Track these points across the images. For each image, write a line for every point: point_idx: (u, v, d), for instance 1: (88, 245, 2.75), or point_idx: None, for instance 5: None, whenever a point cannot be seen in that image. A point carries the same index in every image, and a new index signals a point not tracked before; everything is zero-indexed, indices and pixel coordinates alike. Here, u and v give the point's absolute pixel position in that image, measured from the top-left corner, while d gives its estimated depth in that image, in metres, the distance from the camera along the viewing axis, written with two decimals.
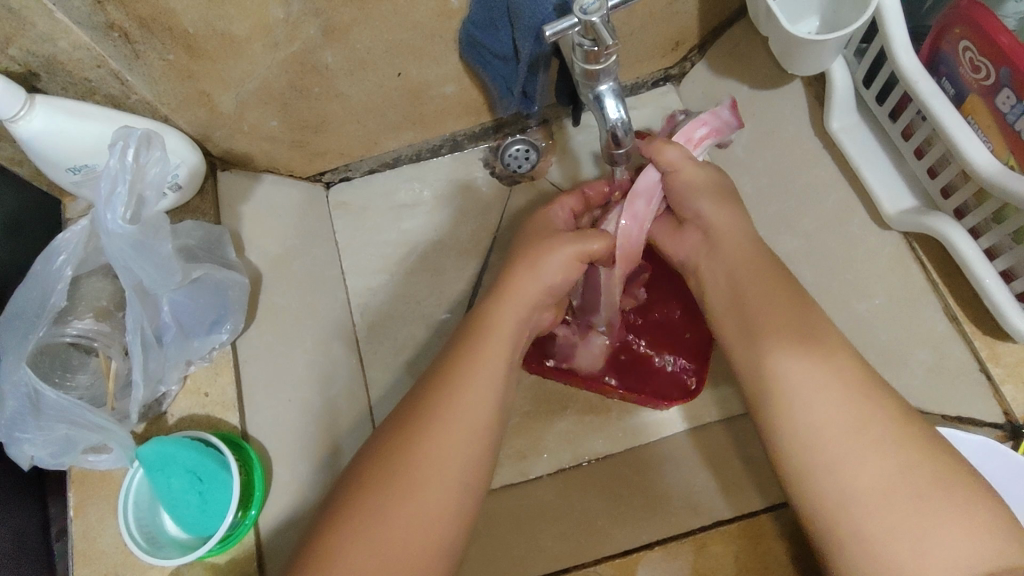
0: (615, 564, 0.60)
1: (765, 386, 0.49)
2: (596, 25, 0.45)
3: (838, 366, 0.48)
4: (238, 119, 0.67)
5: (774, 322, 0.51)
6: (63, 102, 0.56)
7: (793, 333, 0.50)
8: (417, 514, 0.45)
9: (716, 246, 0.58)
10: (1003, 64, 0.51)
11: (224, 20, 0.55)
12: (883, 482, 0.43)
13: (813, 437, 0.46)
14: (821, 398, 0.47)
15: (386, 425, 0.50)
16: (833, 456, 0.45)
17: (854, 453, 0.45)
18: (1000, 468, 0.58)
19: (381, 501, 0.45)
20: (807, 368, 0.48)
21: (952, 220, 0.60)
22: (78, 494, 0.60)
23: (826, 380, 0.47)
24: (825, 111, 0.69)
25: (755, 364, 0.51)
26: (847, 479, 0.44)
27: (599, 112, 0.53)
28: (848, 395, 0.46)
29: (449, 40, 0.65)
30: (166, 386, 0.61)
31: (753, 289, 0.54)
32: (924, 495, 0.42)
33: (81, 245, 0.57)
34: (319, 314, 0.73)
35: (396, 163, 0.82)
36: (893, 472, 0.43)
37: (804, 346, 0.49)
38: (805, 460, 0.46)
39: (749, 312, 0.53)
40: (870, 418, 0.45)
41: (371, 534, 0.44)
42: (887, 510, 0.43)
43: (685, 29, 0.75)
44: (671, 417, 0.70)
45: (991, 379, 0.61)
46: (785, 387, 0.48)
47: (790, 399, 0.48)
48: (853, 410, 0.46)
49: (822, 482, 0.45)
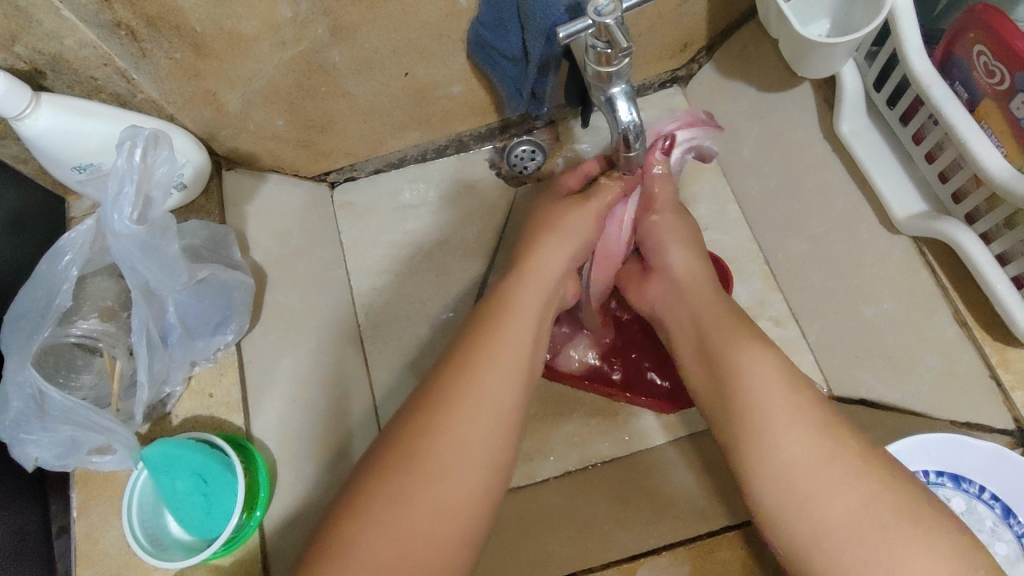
0: (621, 568, 0.60)
1: (738, 417, 0.49)
2: (610, 26, 0.45)
3: (805, 391, 0.49)
4: (244, 118, 0.66)
5: (742, 353, 0.51)
6: (69, 101, 0.55)
7: (768, 359, 0.50)
8: (408, 514, 0.45)
9: (682, 292, 0.60)
10: (1018, 68, 0.50)
11: (231, 18, 0.55)
12: (853, 515, 0.43)
13: (785, 468, 0.46)
14: (788, 433, 0.47)
15: (391, 427, 0.49)
16: (804, 492, 0.45)
17: (825, 485, 0.45)
18: (1013, 476, 0.58)
19: (380, 510, 0.45)
20: (776, 401, 0.48)
21: (963, 225, 0.60)
22: (81, 494, 0.60)
23: (792, 416, 0.47)
24: (835, 114, 0.68)
25: (734, 392, 0.50)
26: (819, 515, 0.44)
27: (611, 114, 0.52)
28: (816, 429, 0.46)
29: (457, 40, 0.64)
30: (171, 387, 0.61)
31: (721, 325, 0.55)
32: (891, 526, 0.42)
33: (86, 245, 0.56)
34: (325, 316, 0.72)
35: (402, 163, 0.81)
36: (862, 504, 0.43)
37: (774, 370, 0.50)
38: (778, 495, 0.46)
39: (723, 342, 0.53)
40: (838, 452, 0.45)
41: (357, 547, 0.44)
42: (859, 542, 0.43)
43: (693, 30, 0.74)
44: (653, 427, 0.70)
45: (1002, 386, 0.59)
46: (753, 421, 0.48)
47: (761, 435, 0.47)
48: (824, 440, 0.46)
49: (796, 519, 0.45)
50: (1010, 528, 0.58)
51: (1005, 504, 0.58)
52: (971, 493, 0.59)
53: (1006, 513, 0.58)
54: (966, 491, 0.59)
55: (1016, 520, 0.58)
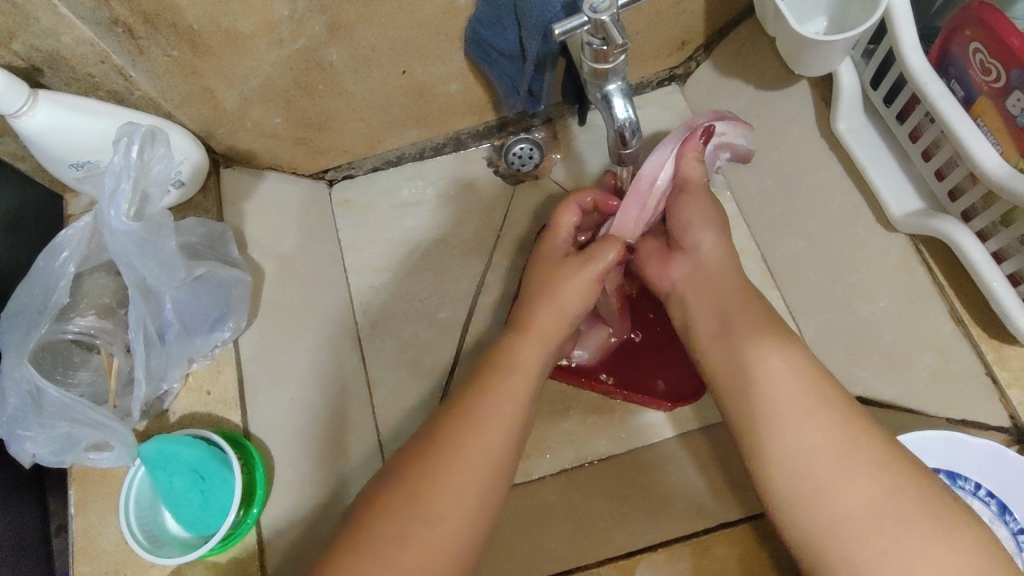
0: (618, 565, 0.60)
1: (753, 409, 0.49)
2: (606, 23, 0.45)
3: (814, 381, 0.49)
4: (241, 116, 0.66)
5: (757, 346, 0.51)
6: (66, 98, 0.55)
7: (780, 350, 0.50)
8: (427, 515, 0.46)
9: (706, 278, 0.58)
10: (1013, 66, 0.51)
11: (228, 15, 0.55)
12: (872, 508, 0.43)
13: (796, 461, 0.46)
14: (805, 426, 0.47)
15: (406, 449, 0.50)
16: (822, 484, 0.45)
17: (838, 480, 0.45)
18: (1007, 473, 0.58)
19: (400, 509, 0.46)
20: (794, 395, 0.48)
21: (958, 222, 0.60)
22: (78, 492, 0.59)
23: (809, 409, 0.47)
24: (832, 112, 0.68)
25: (743, 384, 0.50)
26: (839, 506, 0.44)
27: (607, 111, 0.53)
28: (832, 422, 0.47)
29: (455, 38, 0.64)
30: (168, 384, 0.61)
31: (738, 314, 0.54)
32: (907, 517, 0.43)
33: (83, 242, 0.57)
34: (323, 314, 0.72)
35: (400, 161, 0.81)
36: (882, 497, 0.44)
37: (789, 362, 0.50)
38: (793, 486, 0.46)
39: (736, 332, 0.53)
40: (855, 444, 0.46)
41: (374, 546, 0.44)
42: (878, 534, 0.43)
43: (690, 29, 0.74)
44: (657, 421, 0.70)
45: (997, 383, 0.60)
46: (767, 412, 0.48)
47: (776, 427, 0.48)
48: (841, 434, 0.46)
49: (813, 511, 0.45)
50: (1006, 525, 0.58)
51: (1001, 500, 0.58)
52: (967, 491, 0.59)
53: (1002, 510, 0.58)
54: (962, 488, 0.59)
55: (1012, 518, 0.58)
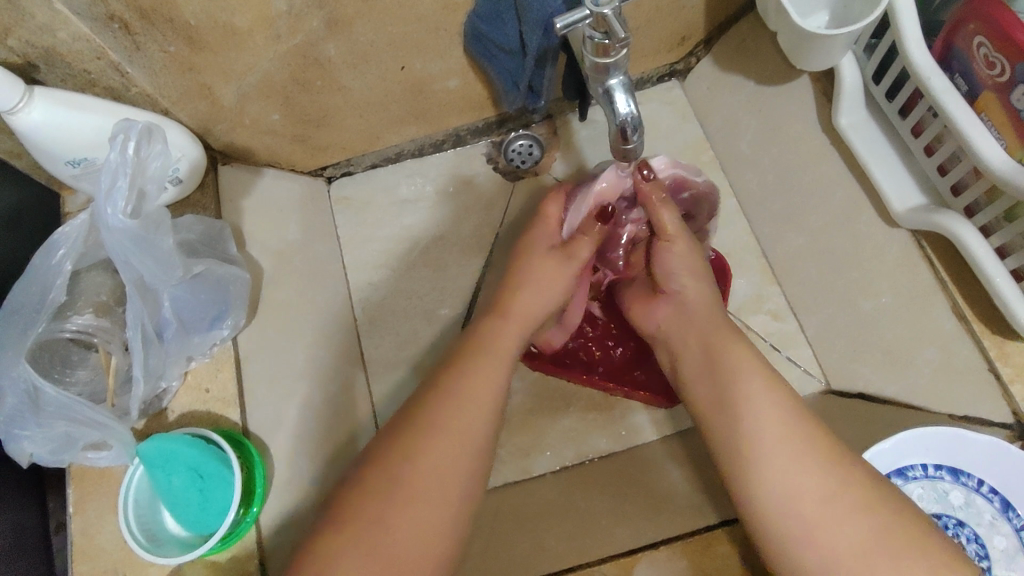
0: (619, 563, 0.59)
1: (741, 450, 0.50)
2: (607, 17, 0.44)
3: (798, 419, 0.50)
4: (239, 112, 0.66)
5: (745, 385, 0.52)
6: (62, 94, 0.55)
7: (766, 387, 0.51)
8: (396, 534, 0.45)
9: (691, 319, 0.59)
10: (1018, 60, 0.50)
11: (227, 11, 0.54)
12: (861, 549, 0.45)
13: (786, 506, 0.47)
14: (793, 469, 0.47)
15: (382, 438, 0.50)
16: (813, 524, 0.46)
17: (831, 518, 0.46)
18: (1011, 470, 0.57)
19: (377, 511, 0.46)
20: (781, 436, 0.49)
21: (961, 217, 0.59)
22: (77, 491, 0.59)
23: (797, 448, 0.48)
24: (833, 108, 0.68)
25: (731, 425, 0.51)
26: (829, 547, 0.45)
27: (609, 106, 0.52)
28: (823, 461, 0.48)
29: (454, 34, 0.64)
30: (166, 382, 0.61)
31: (726, 350, 0.55)
32: (899, 559, 0.44)
33: (81, 239, 0.56)
34: (322, 312, 0.72)
35: (399, 158, 0.81)
36: (871, 537, 0.45)
37: (774, 400, 0.50)
38: (780, 525, 0.47)
39: (722, 369, 0.54)
40: (843, 485, 0.47)
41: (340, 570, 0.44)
42: (867, 573, 0.44)
43: (690, 24, 0.74)
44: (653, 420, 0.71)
45: (999, 378, 0.59)
46: (756, 455, 0.49)
47: (765, 470, 0.48)
48: (828, 475, 0.47)
49: (802, 550, 0.46)
50: (1009, 522, 0.58)
51: (1004, 497, 0.58)
52: (970, 487, 0.59)
53: (1004, 506, 0.58)
54: (964, 484, 0.59)
55: (1015, 514, 0.58)
